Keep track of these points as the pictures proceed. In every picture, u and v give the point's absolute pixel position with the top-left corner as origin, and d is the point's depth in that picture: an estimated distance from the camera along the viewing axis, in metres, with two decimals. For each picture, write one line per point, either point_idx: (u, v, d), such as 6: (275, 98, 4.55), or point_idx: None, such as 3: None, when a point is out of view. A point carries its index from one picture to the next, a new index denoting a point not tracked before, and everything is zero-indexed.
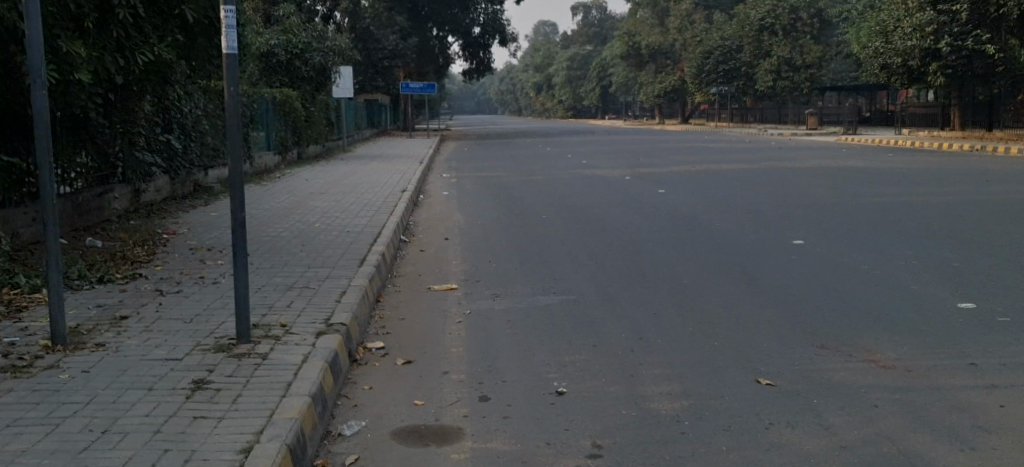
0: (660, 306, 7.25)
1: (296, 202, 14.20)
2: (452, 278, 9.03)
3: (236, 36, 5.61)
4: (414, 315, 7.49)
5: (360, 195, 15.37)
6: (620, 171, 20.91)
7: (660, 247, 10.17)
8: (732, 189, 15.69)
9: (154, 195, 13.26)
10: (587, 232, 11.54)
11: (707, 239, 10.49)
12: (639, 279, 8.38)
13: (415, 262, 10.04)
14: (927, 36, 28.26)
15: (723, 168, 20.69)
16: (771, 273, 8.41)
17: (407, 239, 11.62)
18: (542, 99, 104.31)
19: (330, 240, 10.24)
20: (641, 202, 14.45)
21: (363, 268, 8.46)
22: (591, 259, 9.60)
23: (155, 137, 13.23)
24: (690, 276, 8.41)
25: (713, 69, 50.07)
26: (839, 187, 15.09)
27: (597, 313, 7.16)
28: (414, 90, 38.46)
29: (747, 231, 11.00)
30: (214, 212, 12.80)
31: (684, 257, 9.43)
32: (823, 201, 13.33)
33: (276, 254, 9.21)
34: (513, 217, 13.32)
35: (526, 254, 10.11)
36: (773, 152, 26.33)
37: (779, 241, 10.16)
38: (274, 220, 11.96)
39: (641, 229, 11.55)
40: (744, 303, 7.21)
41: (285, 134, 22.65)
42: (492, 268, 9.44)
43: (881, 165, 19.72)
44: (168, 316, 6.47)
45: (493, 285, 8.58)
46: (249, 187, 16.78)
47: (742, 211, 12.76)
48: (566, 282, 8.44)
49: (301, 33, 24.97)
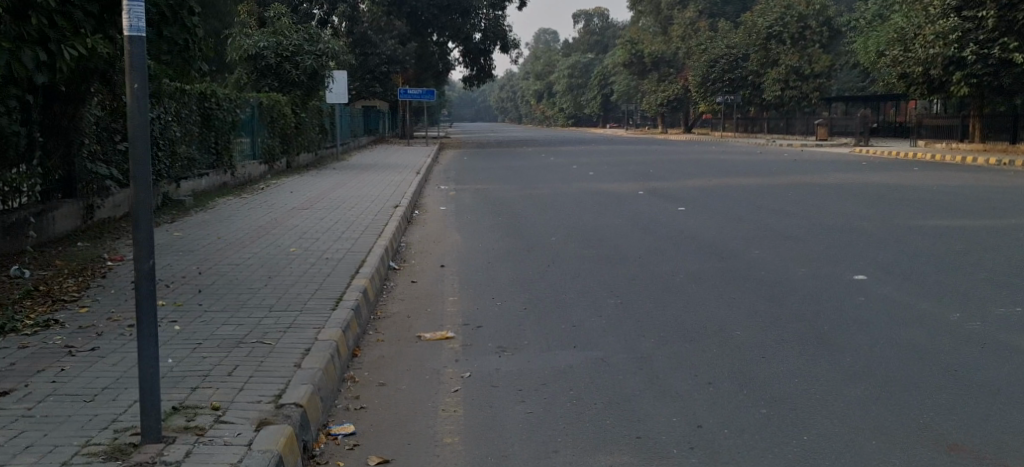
0: (714, 371, 5.72)
1: (273, 220, 12.63)
2: (446, 322, 7.45)
3: (144, 15, 4.01)
4: (397, 378, 5.93)
5: (349, 211, 13.81)
6: (631, 185, 19.41)
7: (695, 283, 8.60)
8: (758, 209, 14.17)
9: (112, 211, 11.74)
10: (606, 260, 9.98)
11: (749, 274, 8.92)
12: (680, 329, 6.84)
13: (403, 297, 8.46)
14: (951, 44, 26.57)
15: (742, 183, 19.12)
16: (842, 323, 6.85)
17: (396, 267, 10.02)
18: (541, 108, 102.82)
19: (303, 270, 8.64)
20: (661, 223, 12.89)
21: (338, 311, 6.86)
22: (614, 299, 8.00)
23: (112, 146, 11.67)
24: (742, 325, 6.87)
25: (718, 78, 48.49)
26: (882, 210, 13.56)
27: (636, 380, 5.63)
28: (412, 96, 36.80)
29: (794, 263, 9.42)
30: (176, 233, 11.21)
31: (726, 298, 7.85)
32: (869, 227, 11.79)
33: (234, 292, 7.62)
34: (519, 239, 11.77)
35: (535, 290, 8.52)
36: (791, 166, 24.78)
37: (836, 278, 8.58)
38: (244, 244, 10.37)
39: (670, 258, 9.98)
40: (819, 369, 5.69)
41: (272, 142, 21.07)
42: (496, 307, 7.88)
43: (913, 182, 18.08)
44: (65, 389, 4.87)
45: (497, 333, 7.00)
46: (225, 202, 15.23)
47: (782, 237, 11.21)
48: (590, 331, 6.89)
49: (292, 35, 23.35)
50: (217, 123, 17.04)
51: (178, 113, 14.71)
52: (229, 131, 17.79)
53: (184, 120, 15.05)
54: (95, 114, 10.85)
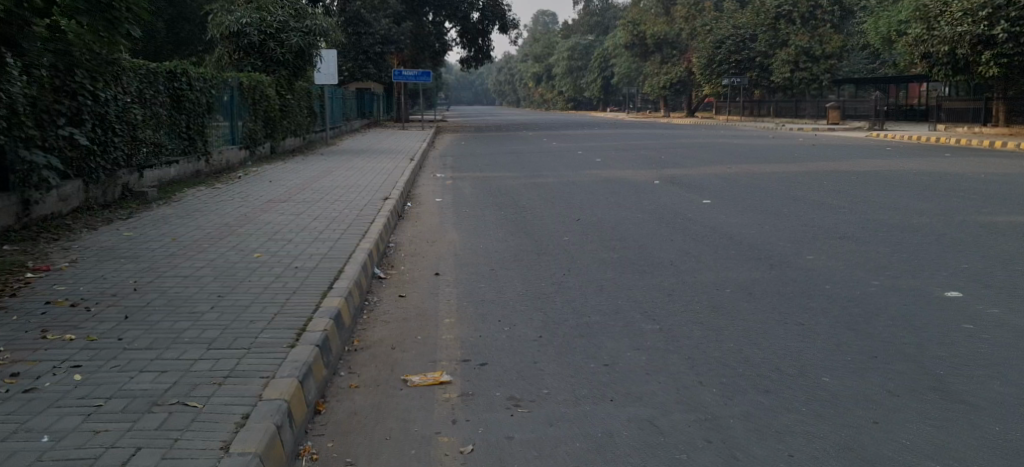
0: (812, 447, 4.19)
1: (244, 217, 11.01)
2: (440, 358, 5.81)
3: None
4: (373, 453, 4.32)
5: (331, 204, 12.15)
6: (644, 172, 17.80)
7: (745, 301, 6.98)
8: (792, 202, 12.62)
9: (55, 206, 10.23)
10: (633, 269, 8.34)
11: (811, 287, 7.34)
12: (750, 374, 5.25)
13: (388, 319, 6.83)
14: (981, 21, 24.82)
15: (766, 171, 17.36)
16: (964, 366, 5.24)
17: (382, 275, 8.39)
18: (541, 91, 100.70)
19: (264, 285, 7.00)
20: (688, 220, 11.23)
21: (298, 348, 5.23)
22: (652, 324, 6.40)
23: (53, 131, 10.13)
24: (828, 369, 5.28)
25: (723, 60, 46.56)
26: (935, 203, 11.97)
27: (708, 463, 4.10)
28: (407, 78, 34.97)
29: (860, 271, 7.87)
30: (127, 234, 9.59)
31: (795, 324, 6.26)
32: (929, 225, 10.23)
33: (172, 317, 5.98)
34: (526, 240, 10.16)
35: (552, 310, 6.89)
36: (810, 152, 23.17)
37: (921, 294, 7.01)
38: (201, 248, 8.70)
39: (709, 265, 8.38)
40: (963, 446, 4.16)
41: (255, 125, 19.37)
42: (505, 336, 6.24)
43: (954, 170, 16.47)
44: None
45: (508, 375, 5.39)
46: (191, 193, 13.55)
47: (835, 237, 9.63)
48: (631, 376, 5.29)
49: (276, 11, 21.49)
50: (190, 105, 15.33)
51: (141, 92, 13.05)
52: (205, 114, 16.13)
53: (148, 100, 13.41)
54: (27, 94, 9.21)
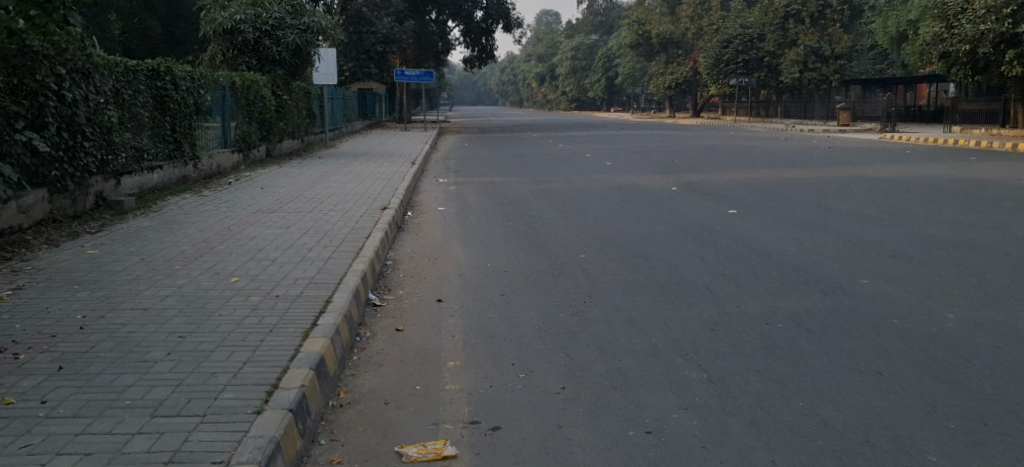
0: None
1: (228, 230, 9.92)
2: (443, 419, 4.73)
3: None
4: None
5: (324, 215, 11.05)
6: (658, 178, 16.72)
7: (804, 339, 5.89)
8: (825, 212, 11.55)
9: (13, 219, 9.20)
10: (664, 294, 7.27)
11: (878, 322, 6.25)
12: (835, 454, 4.19)
13: (382, 361, 5.73)
14: (1003, 19, 23.50)
15: (788, 176, 16.30)
16: None
17: (377, 301, 7.30)
18: (543, 90, 99.50)
19: (235, 320, 5.91)
20: (716, 233, 10.13)
21: (266, 414, 4.15)
22: (698, 371, 5.32)
23: (9, 136, 9.08)
24: (935, 448, 4.22)
25: (731, 59, 45.25)
26: (984, 215, 10.88)
27: None
28: (410, 77, 33.85)
29: (928, 300, 6.82)
30: (90, 252, 8.50)
31: (873, 372, 5.21)
32: (987, 242, 9.16)
33: (119, 367, 4.91)
34: (538, 257, 9.07)
35: (576, 350, 5.80)
36: (827, 154, 22.09)
37: (1009, 330, 5.96)
38: (170, 271, 7.62)
39: (752, 291, 7.28)
40: None
41: (247, 128, 18.25)
42: (521, 386, 5.16)
43: (987, 176, 15.37)
44: None
45: (531, 445, 4.35)
46: (174, 202, 12.45)
47: (886, 256, 8.55)
48: (682, 451, 4.25)
49: (272, 6, 20.29)
50: (175, 106, 14.22)
51: (117, 93, 11.97)
52: (192, 116, 15.03)
53: (127, 101, 12.33)
54: None
